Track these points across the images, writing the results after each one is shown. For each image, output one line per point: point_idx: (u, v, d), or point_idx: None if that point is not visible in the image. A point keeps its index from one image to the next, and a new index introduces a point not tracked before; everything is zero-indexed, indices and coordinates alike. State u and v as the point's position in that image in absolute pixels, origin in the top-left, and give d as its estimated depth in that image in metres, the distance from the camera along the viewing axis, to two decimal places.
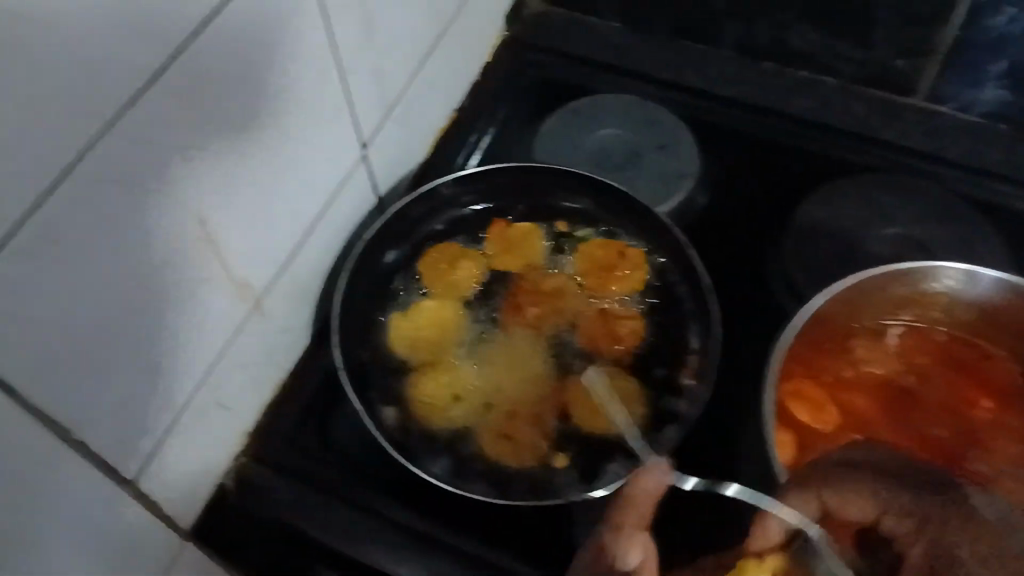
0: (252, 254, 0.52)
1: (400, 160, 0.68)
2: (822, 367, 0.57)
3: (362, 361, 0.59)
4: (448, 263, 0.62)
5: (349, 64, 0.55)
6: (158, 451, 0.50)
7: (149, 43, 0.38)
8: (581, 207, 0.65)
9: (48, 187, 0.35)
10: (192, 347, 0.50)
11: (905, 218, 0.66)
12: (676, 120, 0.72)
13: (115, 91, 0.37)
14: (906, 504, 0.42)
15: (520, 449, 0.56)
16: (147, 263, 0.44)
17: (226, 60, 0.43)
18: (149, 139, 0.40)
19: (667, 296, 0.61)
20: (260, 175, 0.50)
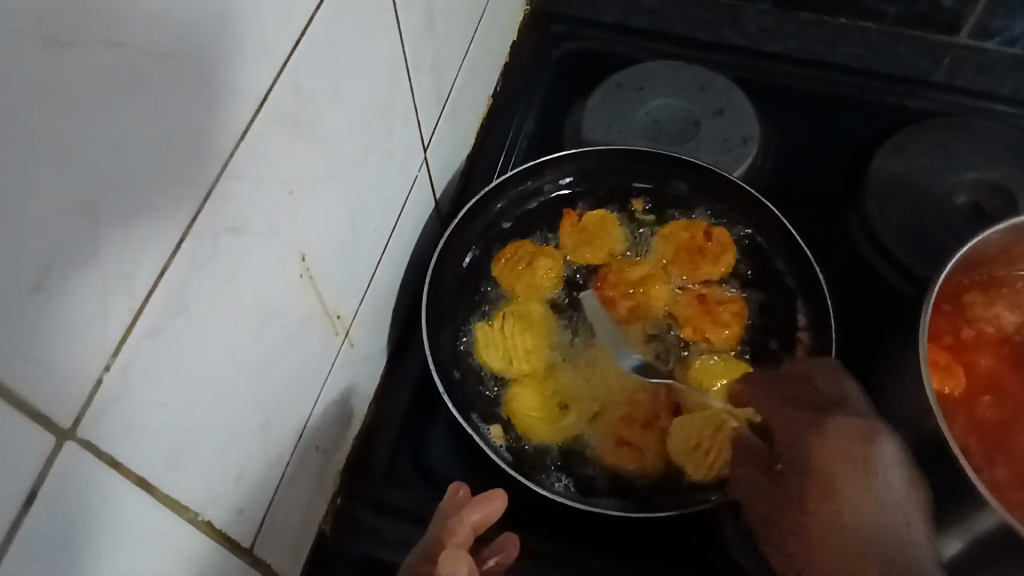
0: (342, 283, 0.48)
1: (454, 157, 0.63)
2: (943, 328, 0.54)
3: (456, 378, 0.55)
4: (526, 263, 0.57)
5: (415, 61, 0.51)
6: (270, 512, 0.46)
7: (248, 64, 0.34)
8: (657, 187, 0.61)
9: (174, 249, 0.32)
10: (297, 395, 0.45)
11: (979, 163, 0.64)
12: (727, 82, 0.69)
13: (226, 131, 0.33)
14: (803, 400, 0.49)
15: (644, 455, 0.52)
16: (259, 311, 0.39)
17: (314, 76, 0.39)
18: (252, 177, 0.36)
19: (766, 274, 0.58)
20: (350, 199, 0.46)
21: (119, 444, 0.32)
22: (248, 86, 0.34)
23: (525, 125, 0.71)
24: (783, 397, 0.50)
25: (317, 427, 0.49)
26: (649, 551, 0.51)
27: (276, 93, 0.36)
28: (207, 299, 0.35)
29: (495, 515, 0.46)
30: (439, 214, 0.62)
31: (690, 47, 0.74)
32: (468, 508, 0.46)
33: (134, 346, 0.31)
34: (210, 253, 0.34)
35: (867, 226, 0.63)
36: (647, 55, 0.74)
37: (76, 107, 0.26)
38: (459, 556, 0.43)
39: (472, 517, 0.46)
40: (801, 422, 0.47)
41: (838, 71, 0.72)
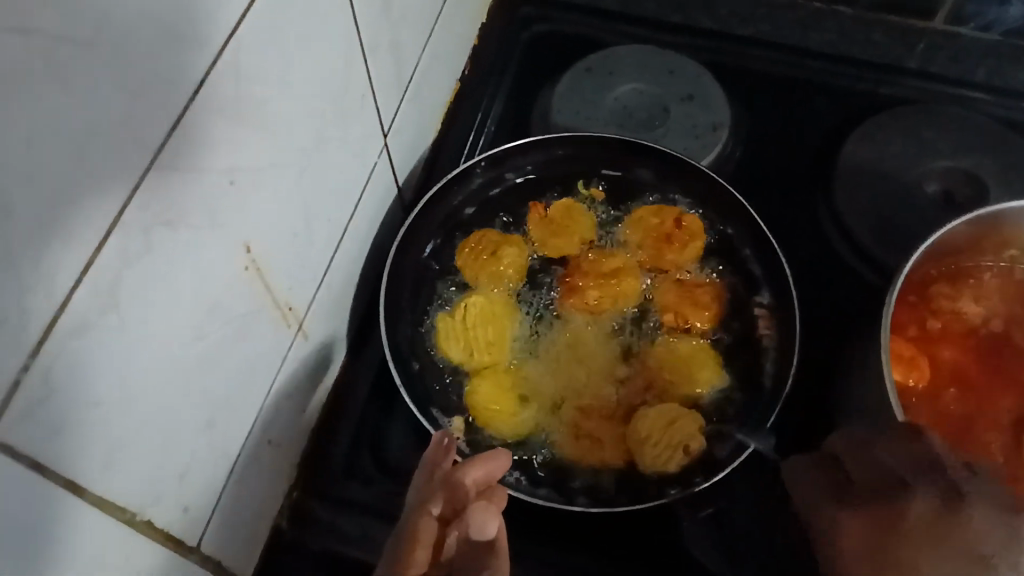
0: (293, 275, 0.46)
1: (417, 144, 0.62)
2: (907, 320, 0.53)
3: (415, 370, 0.54)
4: (489, 253, 0.56)
5: (371, 46, 0.49)
6: (219, 509, 0.45)
7: (179, 50, 0.32)
8: (622, 175, 0.60)
9: (100, 241, 0.30)
10: (246, 389, 0.44)
11: (952, 150, 0.63)
12: (697, 68, 0.67)
13: (157, 117, 0.32)
14: (879, 488, 0.44)
15: (604, 446, 0.51)
16: (199, 307, 0.38)
17: (262, 60, 0.38)
18: (192, 169, 0.35)
19: (730, 264, 0.57)
20: (301, 187, 0.45)
21: (40, 446, 0.30)
22: (181, 70, 0.33)
23: (493, 109, 0.70)
24: (874, 474, 0.45)
25: (269, 421, 0.48)
26: (606, 545, 0.51)
27: (214, 78, 0.35)
28: (143, 293, 0.34)
29: (498, 472, 0.45)
30: (401, 201, 0.61)
31: (661, 31, 0.73)
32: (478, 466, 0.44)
33: (57, 344, 0.30)
34: (142, 248, 0.33)
35: (836, 213, 0.62)
36: (617, 38, 0.72)
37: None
38: (488, 507, 0.40)
39: (473, 473, 0.44)
40: (888, 516, 0.42)
41: (810, 57, 0.71)
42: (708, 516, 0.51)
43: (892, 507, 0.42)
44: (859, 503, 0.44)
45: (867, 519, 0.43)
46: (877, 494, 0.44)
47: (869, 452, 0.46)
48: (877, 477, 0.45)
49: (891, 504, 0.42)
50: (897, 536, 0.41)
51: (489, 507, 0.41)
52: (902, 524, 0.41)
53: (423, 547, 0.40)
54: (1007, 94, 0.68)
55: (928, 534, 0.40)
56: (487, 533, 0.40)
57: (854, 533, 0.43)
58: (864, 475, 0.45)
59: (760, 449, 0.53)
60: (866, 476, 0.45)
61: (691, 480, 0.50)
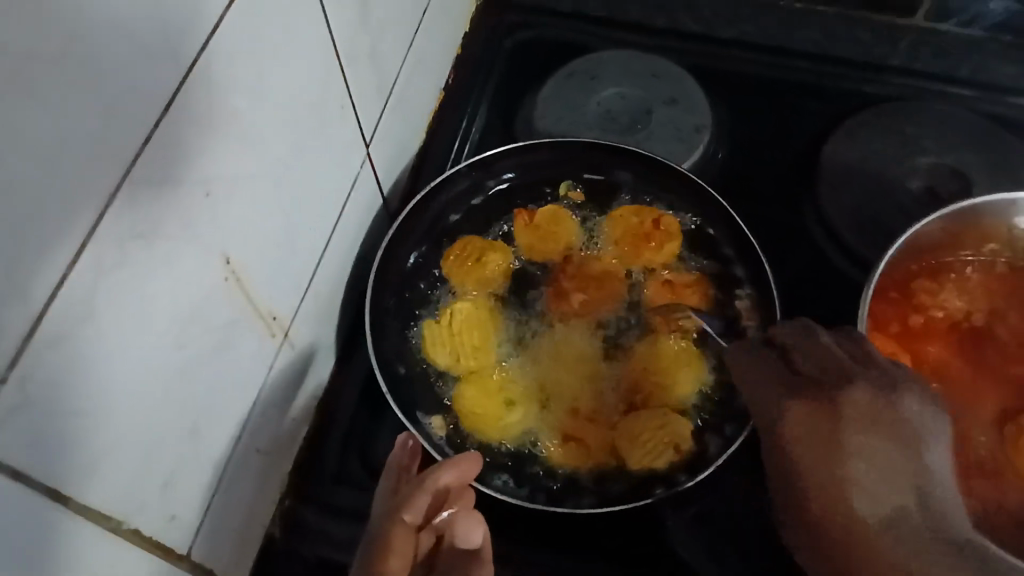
0: (275, 283, 0.47)
1: (401, 152, 0.63)
2: (891, 316, 0.53)
3: (402, 375, 0.55)
4: (475, 258, 0.57)
5: (351, 57, 0.50)
6: (207, 517, 0.45)
7: (153, 64, 0.33)
8: (605, 178, 0.60)
9: (76, 254, 0.31)
10: (230, 398, 0.45)
11: (935, 146, 0.64)
12: (680, 70, 0.68)
13: (129, 130, 0.33)
14: (822, 379, 0.40)
15: (590, 448, 0.52)
16: (177, 316, 0.38)
17: (236, 73, 0.39)
18: (168, 181, 0.36)
19: (714, 262, 0.57)
20: (281, 197, 0.46)
21: (21, 456, 0.31)
22: (153, 83, 0.33)
23: (479, 117, 0.70)
24: (805, 365, 0.42)
25: (255, 430, 0.48)
26: (595, 545, 0.51)
27: (187, 91, 0.35)
28: (120, 303, 0.34)
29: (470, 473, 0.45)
30: (387, 209, 0.62)
31: (644, 35, 0.73)
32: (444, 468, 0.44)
33: (33, 356, 0.30)
34: (116, 258, 0.34)
35: (820, 212, 0.63)
36: (601, 44, 0.73)
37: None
38: (474, 514, 0.42)
39: (444, 478, 0.44)
40: (824, 403, 0.38)
41: (794, 57, 0.72)
42: (694, 515, 0.52)
43: (837, 393, 0.38)
44: (802, 388, 0.40)
45: (808, 407, 0.39)
46: (807, 388, 0.40)
47: (812, 342, 0.43)
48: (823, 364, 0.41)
49: (830, 390, 0.39)
50: (826, 420, 0.38)
51: (473, 514, 0.42)
52: (844, 414, 0.37)
53: (398, 556, 0.41)
54: (991, 90, 0.69)
55: (866, 418, 0.37)
56: (473, 540, 0.41)
57: (790, 404, 0.40)
58: (810, 359, 0.42)
59: (747, 447, 0.54)
60: (819, 367, 0.41)
61: (677, 480, 0.50)
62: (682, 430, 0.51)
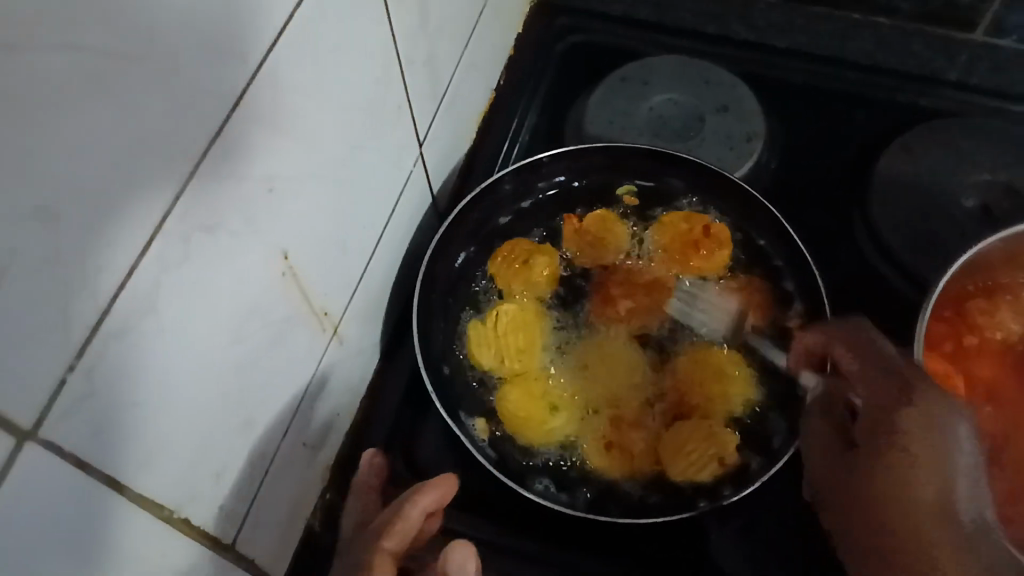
0: (327, 280, 0.47)
1: (452, 152, 0.63)
2: (944, 336, 0.53)
3: (447, 376, 0.55)
4: (521, 261, 0.57)
5: (409, 57, 0.50)
6: (253, 510, 0.46)
7: (224, 61, 0.33)
8: (656, 186, 0.60)
9: (143, 248, 0.32)
10: (280, 393, 0.45)
11: (989, 164, 0.63)
12: (733, 78, 0.67)
13: (197, 127, 0.33)
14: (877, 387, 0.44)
15: (633, 457, 0.51)
16: (236, 310, 0.39)
17: (301, 71, 0.39)
18: (234, 177, 0.36)
19: (765, 275, 0.57)
20: (338, 195, 0.46)
21: (83, 445, 0.31)
22: (220, 80, 0.33)
23: (527, 120, 0.70)
24: (871, 373, 0.45)
25: (303, 424, 0.49)
26: (637, 555, 0.51)
27: (253, 89, 0.36)
28: (183, 297, 0.35)
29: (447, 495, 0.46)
30: (436, 209, 0.62)
31: (697, 42, 0.73)
32: (423, 490, 0.45)
33: (100, 348, 0.31)
34: (181, 251, 0.34)
35: (871, 227, 0.62)
36: (653, 50, 0.73)
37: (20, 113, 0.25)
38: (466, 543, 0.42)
39: (423, 503, 0.45)
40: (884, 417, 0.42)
41: (848, 67, 0.71)
42: (737, 528, 0.51)
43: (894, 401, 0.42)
44: (867, 392, 0.44)
45: (869, 419, 0.43)
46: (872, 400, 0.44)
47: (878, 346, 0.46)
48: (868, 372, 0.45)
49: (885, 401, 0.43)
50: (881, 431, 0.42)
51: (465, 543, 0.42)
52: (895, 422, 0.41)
53: None
54: None
55: (916, 438, 0.40)
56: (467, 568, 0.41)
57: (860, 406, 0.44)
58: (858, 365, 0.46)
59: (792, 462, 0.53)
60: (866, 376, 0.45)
61: (721, 493, 0.50)
62: (730, 443, 0.51)
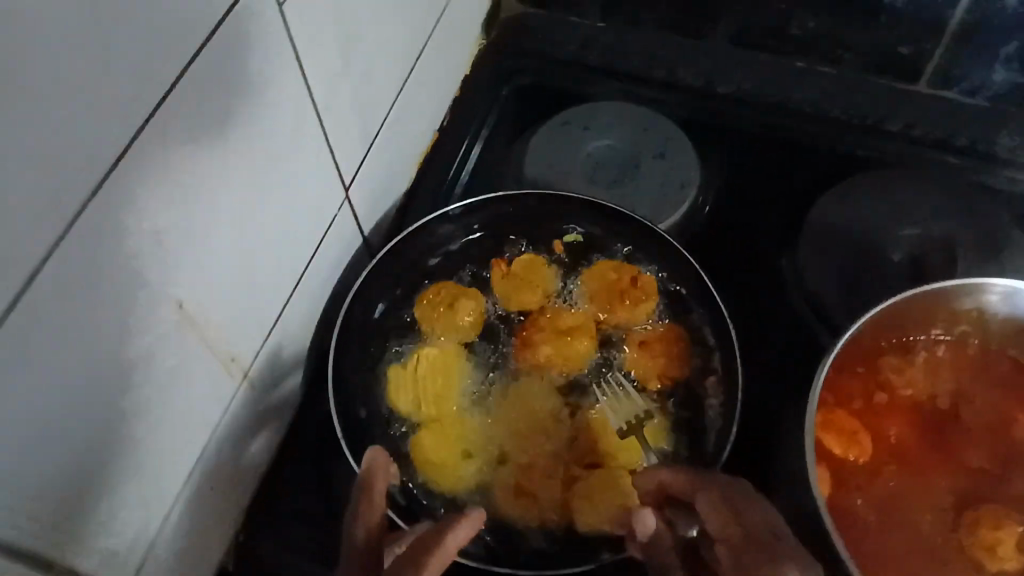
0: (233, 325, 0.48)
1: (386, 193, 0.64)
2: (852, 391, 0.53)
3: (362, 419, 0.55)
4: (447, 304, 0.58)
5: (327, 105, 0.51)
6: (149, 551, 0.46)
7: (106, 127, 0.34)
8: (586, 233, 0.61)
9: (6, 310, 0.32)
10: (176, 436, 0.46)
11: (920, 216, 0.63)
12: (673, 125, 0.68)
13: (73, 193, 0.33)
14: (740, 555, 0.42)
15: (540, 505, 0.52)
16: (123, 361, 0.39)
17: (199, 129, 0.40)
18: (118, 236, 0.36)
19: (687, 325, 0.57)
20: (244, 242, 0.47)
21: None
22: (100, 146, 0.34)
23: (468, 158, 0.71)
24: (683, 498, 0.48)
25: (206, 464, 0.49)
26: None
27: (139, 150, 0.36)
28: (60, 354, 0.35)
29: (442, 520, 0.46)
30: (367, 248, 0.62)
31: (644, 84, 0.73)
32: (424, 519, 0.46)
33: None
34: (56, 306, 0.34)
35: (798, 277, 0.63)
36: (597, 91, 0.73)
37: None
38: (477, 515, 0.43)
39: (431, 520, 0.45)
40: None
41: (785, 113, 0.71)
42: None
43: (764, 564, 0.40)
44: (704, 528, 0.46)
45: None
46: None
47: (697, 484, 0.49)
48: (732, 541, 0.43)
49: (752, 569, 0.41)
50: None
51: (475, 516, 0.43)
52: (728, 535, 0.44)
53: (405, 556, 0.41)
54: (988, 160, 0.68)
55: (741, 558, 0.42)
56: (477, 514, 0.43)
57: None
58: (718, 528, 0.44)
59: None
60: (731, 543, 0.43)
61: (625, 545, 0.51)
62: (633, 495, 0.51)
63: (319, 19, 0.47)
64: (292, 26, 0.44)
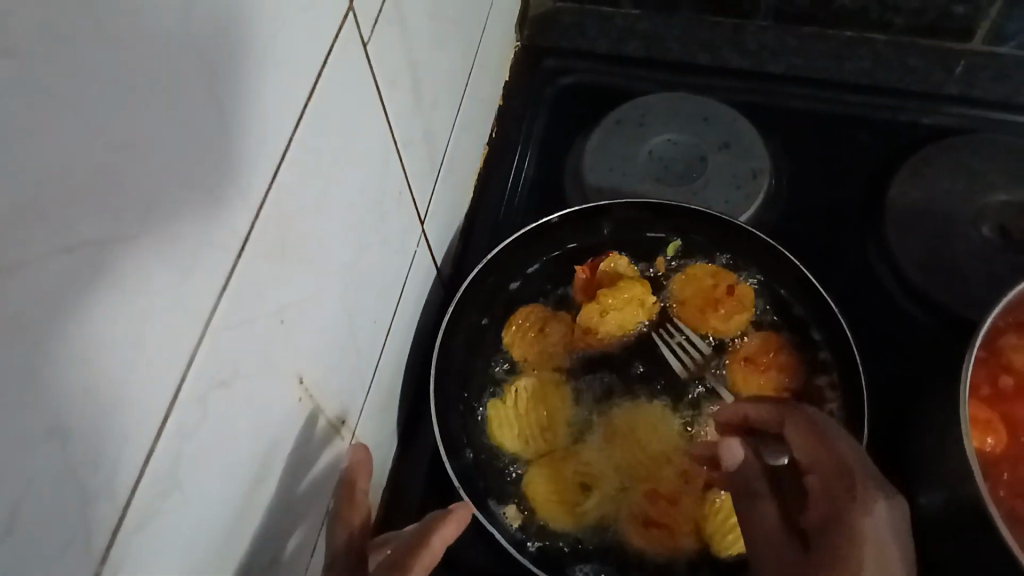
0: (342, 386, 0.45)
1: (452, 220, 0.61)
2: (980, 380, 0.52)
3: (471, 461, 0.53)
4: (536, 328, 0.55)
5: (407, 140, 0.48)
6: None
7: (228, 211, 0.31)
8: (670, 237, 0.59)
9: (160, 424, 0.29)
10: (302, 511, 0.43)
11: (1005, 182, 0.61)
12: (732, 111, 0.65)
13: (206, 287, 0.30)
14: (830, 488, 0.41)
15: (673, 532, 0.50)
16: (255, 452, 0.37)
17: (305, 193, 0.37)
18: (246, 319, 0.34)
19: (791, 327, 0.56)
20: (346, 301, 0.44)
21: None
22: (226, 231, 0.31)
23: (523, 169, 0.68)
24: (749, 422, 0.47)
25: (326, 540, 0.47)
26: None
27: (258, 229, 0.33)
28: (202, 458, 0.32)
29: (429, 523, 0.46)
30: (441, 279, 0.60)
31: (692, 72, 0.70)
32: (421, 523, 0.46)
33: (121, 546, 0.28)
34: (198, 414, 0.32)
35: (889, 259, 0.61)
36: (645, 85, 0.70)
37: (13, 332, 0.22)
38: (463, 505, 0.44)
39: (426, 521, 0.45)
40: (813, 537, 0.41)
41: (846, 89, 0.68)
42: None
43: (849, 496, 0.40)
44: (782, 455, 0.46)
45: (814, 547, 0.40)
46: (819, 506, 0.42)
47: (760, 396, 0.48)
48: (823, 470, 0.42)
49: (840, 497, 0.41)
50: (819, 528, 0.41)
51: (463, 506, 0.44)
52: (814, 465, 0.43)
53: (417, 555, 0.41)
54: None
55: (835, 487, 0.41)
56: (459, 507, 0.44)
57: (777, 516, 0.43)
58: (807, 457, 0.43)
59: None
60: (819, 471, 0.42)
61: None
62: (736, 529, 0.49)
63: (395, 56, 0.44)
64: (375, 71, 0.42)
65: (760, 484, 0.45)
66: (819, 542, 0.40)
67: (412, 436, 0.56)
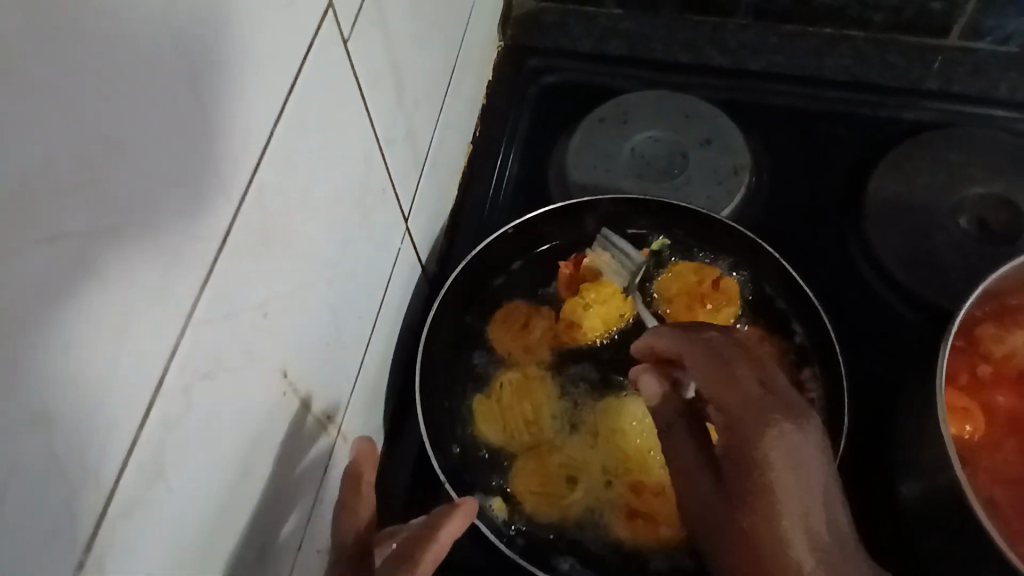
0: (326, 382, 0.46)
1: (437, 218, 0.61)
2: (958, 368, 0.52)
3: (457, 456, 0.53)
4: (522, 325, 0.56)
5: (390, 138, 0.49)
6: None
7: (209, 206, 0.31)
8: (652, 233, 0.59)
9: (145, 414, 0.30)
10: (288, 506, 0.44)
11: (982, 175, 0.62)
12: (714, 108, 0.66)
13: (187, 282, 0.31)
14: (733, 422, 0.38)
15: (656, 523, 0.50)
16: (237, 447, 0.37)
17: (287, 189, 0.37)
18: (230, 313, 0.34)
19: (774, 321, 0.56)
20: (329, 297, 0.44)
21: None
22: (207, 226, 0.32)
23: (508, 168, 0.68)
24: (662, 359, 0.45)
25: (313, 536, 0.47)
26: None
27: (240, 225, 0.34)
28: (184, 451, 0.33)
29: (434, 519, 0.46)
30: (426, 277, 0.60)
31: (675, 71, 0.71)
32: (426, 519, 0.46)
33: (106, 538, 0.29)
34: (182, 406, 0.32)
35: (869, 253, 0.61)
36: (628, 84, 0.71)
37: (13, 321, 0.23)
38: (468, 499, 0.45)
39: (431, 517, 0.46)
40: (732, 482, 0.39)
41: (825, 86, 0.69)
42: None
43: (752, 424, 0.37)
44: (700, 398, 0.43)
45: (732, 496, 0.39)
46: (727, 443, 0.39)
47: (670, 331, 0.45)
48: (725, 401, 0.39)
49: (742, 438, 0.38)
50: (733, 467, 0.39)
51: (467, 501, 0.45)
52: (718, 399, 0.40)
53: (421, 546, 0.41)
54: None
55: (738, 425, 0.38)
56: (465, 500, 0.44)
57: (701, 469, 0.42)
58: (708, 392, 0.40)
59: None
60: (721, 405, 0.40)
61: None
62: None
63: (377, 53, 0.44)
64: (355, 68, 0.42)
65: (688, 441, 0.44)
66: (736, 483, 0.38)
67: (399, 434, 0.57)
